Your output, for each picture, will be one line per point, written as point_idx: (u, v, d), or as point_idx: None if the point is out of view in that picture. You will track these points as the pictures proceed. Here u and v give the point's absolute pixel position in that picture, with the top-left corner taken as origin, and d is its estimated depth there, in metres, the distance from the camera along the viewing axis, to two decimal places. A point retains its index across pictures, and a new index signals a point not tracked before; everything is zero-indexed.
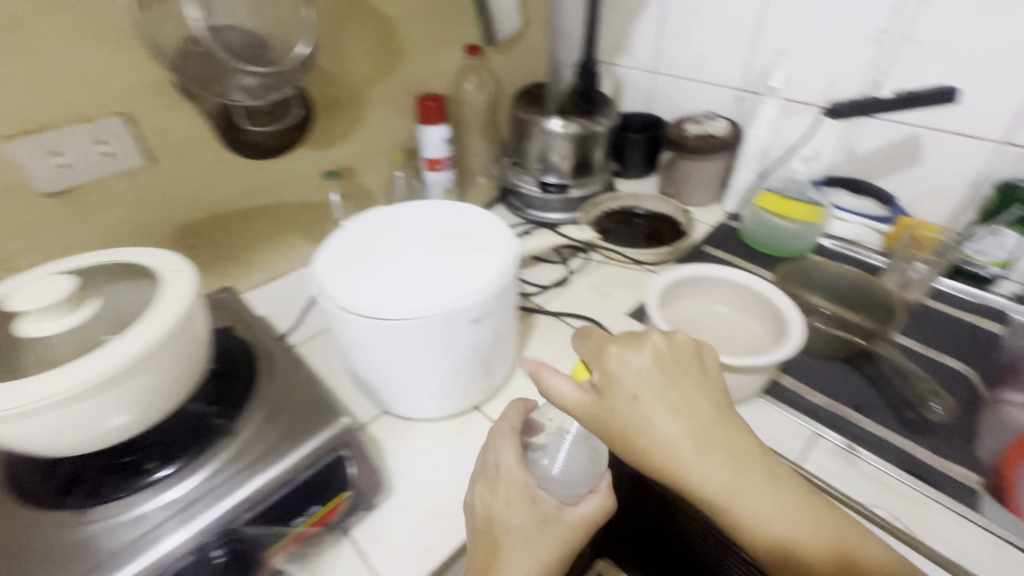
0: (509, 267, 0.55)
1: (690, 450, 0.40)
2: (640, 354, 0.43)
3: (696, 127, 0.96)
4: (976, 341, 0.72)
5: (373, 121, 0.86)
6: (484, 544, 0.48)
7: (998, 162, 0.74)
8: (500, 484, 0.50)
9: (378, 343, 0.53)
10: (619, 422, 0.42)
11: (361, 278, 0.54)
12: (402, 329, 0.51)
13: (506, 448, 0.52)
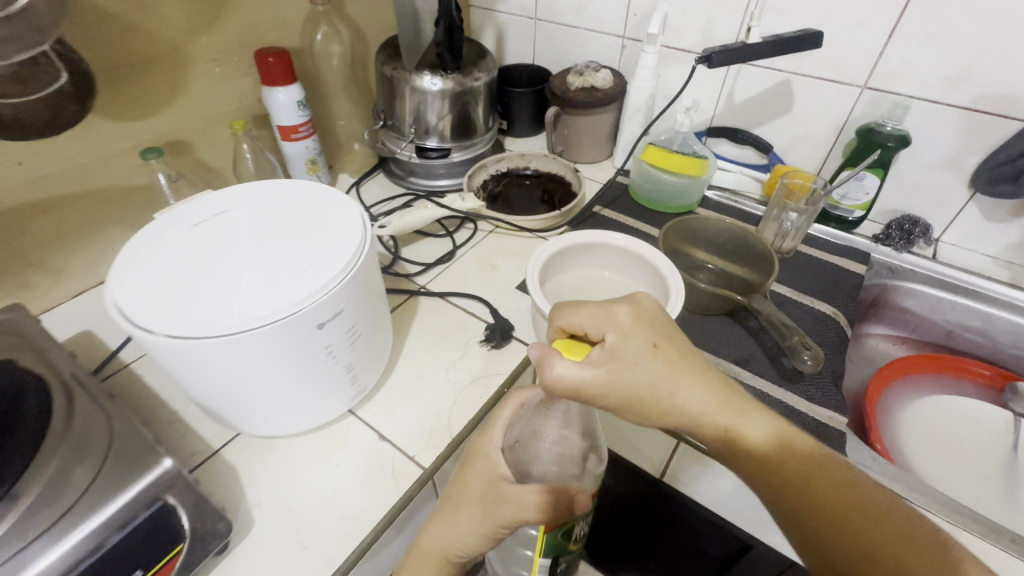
0: (358, 257, 0.47)
1: (695, 387, 0.42)
2: (621, 314, 0.43)
3: (579, 79, 0.90)
4: (841, 283, 0.75)
5: (202, 82, 0.71)
6: (450, 492, 0.50)
7: (858, 107, 0.76)
8: (479, 450, 0.50)
9: (207, 366, 0.43)
10: (632, 387, 0.41)
11: (172, 291, 0.43)
12: (232, 346, 0.41)
13: (502, 417, 0.51)
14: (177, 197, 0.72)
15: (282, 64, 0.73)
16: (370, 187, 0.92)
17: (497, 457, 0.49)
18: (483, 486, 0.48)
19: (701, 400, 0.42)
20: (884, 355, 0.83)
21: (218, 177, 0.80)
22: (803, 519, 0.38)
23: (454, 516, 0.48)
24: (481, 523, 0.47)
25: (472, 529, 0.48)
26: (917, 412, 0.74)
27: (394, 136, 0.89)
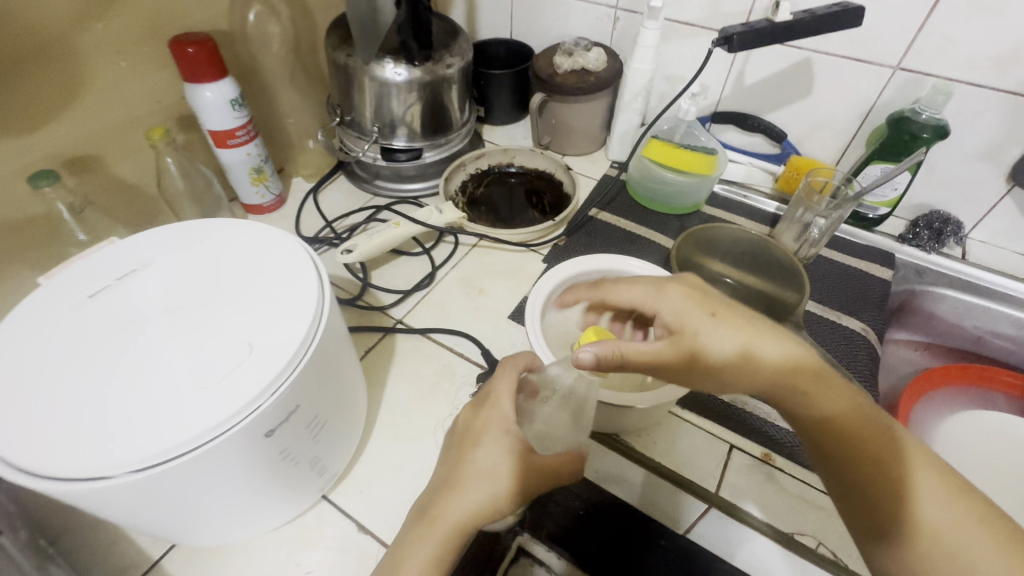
0: (315, 314, 0.37)
1: (709, 332, 0.41)
2: (675, 294, 0.43)
3: (568, 60, 0.78)
4: (869, 292, 0.68)
5: (105, 81, 0.56)
6: (451, 467, 0.41)
7: (888, 91, 0.67)
8: (483, 409, 0.43)
9: (149, 499, 0.33)
10: (685, 356, 0.41)
11: (77, 412, 0.32)
12: (177, 473, 0.32)
13: (501, 379, 0.44)
14: (88, 228, 0.58)
15: (205, 54, 0.58)
16: (330, 195, 0.79)
17: (511, 415, 0.42)
18: (496, 443, 0.41)
19: (717, 343, 0.40)
20: (905, 363, 0.77)
21: (142, 195, 0.66)
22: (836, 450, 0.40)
23: (472, 474, 0.40)
24: (507, 485, 0.39)
25: (493, 493, 0.39)
26: (940, 430, 0.69)
27: (354, 134, 0.76)
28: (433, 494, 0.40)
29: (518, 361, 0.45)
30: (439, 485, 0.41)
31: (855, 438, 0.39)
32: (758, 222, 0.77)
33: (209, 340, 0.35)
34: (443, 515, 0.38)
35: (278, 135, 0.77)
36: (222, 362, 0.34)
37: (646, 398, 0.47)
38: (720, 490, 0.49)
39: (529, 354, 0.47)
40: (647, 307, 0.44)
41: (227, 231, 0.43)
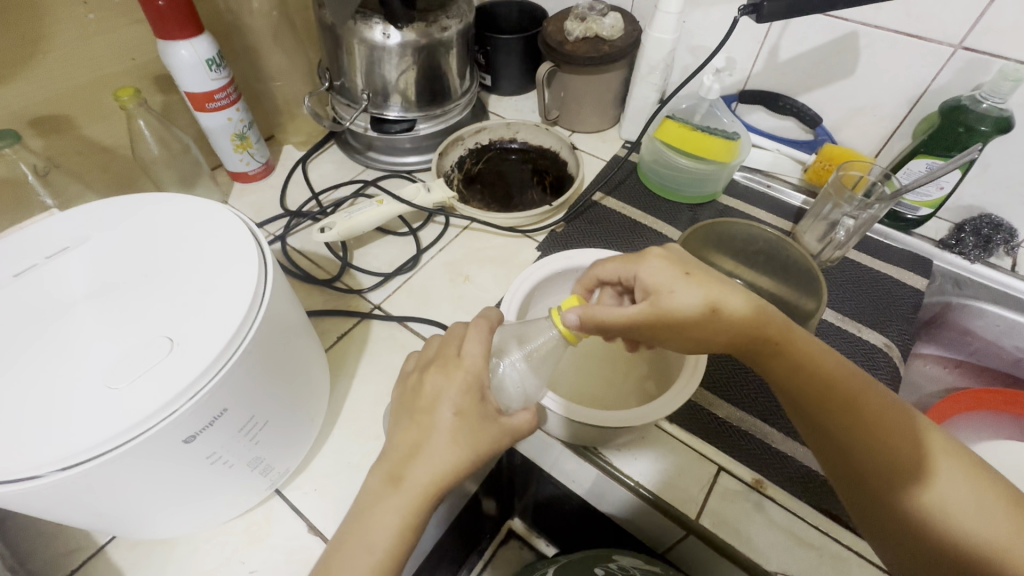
0: (254, 298, 0.34)
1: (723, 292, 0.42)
2: (652, 260, 0.44)
3: (580, 25, 0.70)
4: (897, 303, 0.61)
5: (72, 35, 0.53)
6: (407, 426, 0.36)
7: (945, 74, 0.58)
8: (449, 366, 0.38)
9: (72, 498, 0.31)
10: (671, 312, 0.42)
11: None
12: (94, 473, 0.29)
13: (471, 337, 0.39)
14: (55, 193, 0.56)
15: (176, 8, 0.54)
16: (320, 165, 0.75)
17: (484, 375, 0.38)
18: (466, 404, 0.36)
19: (726, 295, 0.42)
20: (931, 380, 0.70)
21: (118, 158, 0.63)
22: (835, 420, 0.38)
23: (443, 435, 0.35)
24: (477, 446, 0.36)
25: (463, 455, 0.35)
26: None
27: (344, 102, 0.71)
28: (395, 455, 0.36)
29: (490, 322, 0.41)
30: (399, 446, 0.36)
31: (844, 400, 0.38)
32: (779, 217, 0.70)
33: (125, 334, 0.32)
34: (414, 481, 0.34)
35: (267, 98, 0.73)
36: (135, 360, 0.31)
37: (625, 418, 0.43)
38: (701, 518, 0.45)
39: (494, 313, 0.42)
40: (626, 273, 0.45)
41: (167, 203, 0.39)
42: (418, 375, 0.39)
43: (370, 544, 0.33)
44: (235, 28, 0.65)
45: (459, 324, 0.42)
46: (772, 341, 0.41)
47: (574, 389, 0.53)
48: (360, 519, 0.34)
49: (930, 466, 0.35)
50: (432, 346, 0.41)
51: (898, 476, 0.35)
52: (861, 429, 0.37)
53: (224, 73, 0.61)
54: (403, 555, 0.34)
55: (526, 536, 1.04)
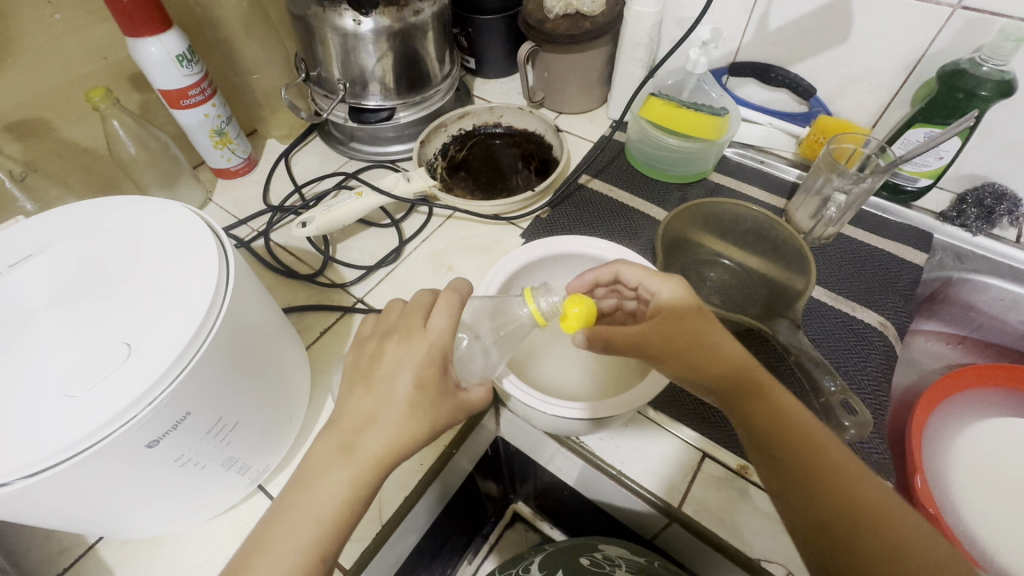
0: (215, 299, 0.34)
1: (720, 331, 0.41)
2: (676, 278, 0.43)
3: (560, 2, 0.68)
4: (895, 280, 0.58)
5: (39, 37, 0.52)
6: (354, 389, 0.37)
7: (943, 37, 0.55)
8: (411, 335, 0.37)
9: (43, 502, 0.31)
10: (694, 325, 0.41)
11: None
12: (60, 476, 0.29)
13: (438, 308, 0.38)
14: (35, 197, 0.55)
15: (141, 4, 0.52)
16: (303, 157, 0.74)
17: (449, 348, 0.37)
18: (427, 376, 0.36)
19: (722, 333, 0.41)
20: (933, 357, 0.69)
21: (99, 159, 0.63)
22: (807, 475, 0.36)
23: (394, 403, 0.35)
24: (436, 420, 0.36)
25: (421, 427, 0.35)
26: (967, 435, 0.61)
27: (322, 92, 0.69)
28: (347, 424, 0.35)
29: (461, 294, 0.39)
30: (351, 415, 0.36)
31: (813, 453, 0.36)
32: (772, 193, 0.68)
33: (84, 341, 0.32)
34: (366, 451, 0.34)
35: (246, 91, 0.72)
36: (93, 367, 0.31)
37: (612, 409, 0.42)
38: (682, 506, 0.45)
39: (463, 284, 0.41)
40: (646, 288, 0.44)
41: (131, 204, 0.39)
42: (374, 348, 0.38)
43: (316, 515, 0.33)
44: (207, 21, 0.64)
45: (425, 291, 0.40)
46: (754, 384, 0.39)
47: (551, 374, 0.51)
48: (304, 487, 0.34)
49: (897, 529, 0.33)
50: (392, 312, 0.40)
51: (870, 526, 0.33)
52: (831, 477, 0.35)
53: (197, 68, 0.59)
54: (350, 525, 0.34)
55: (532, 520, 1.04)
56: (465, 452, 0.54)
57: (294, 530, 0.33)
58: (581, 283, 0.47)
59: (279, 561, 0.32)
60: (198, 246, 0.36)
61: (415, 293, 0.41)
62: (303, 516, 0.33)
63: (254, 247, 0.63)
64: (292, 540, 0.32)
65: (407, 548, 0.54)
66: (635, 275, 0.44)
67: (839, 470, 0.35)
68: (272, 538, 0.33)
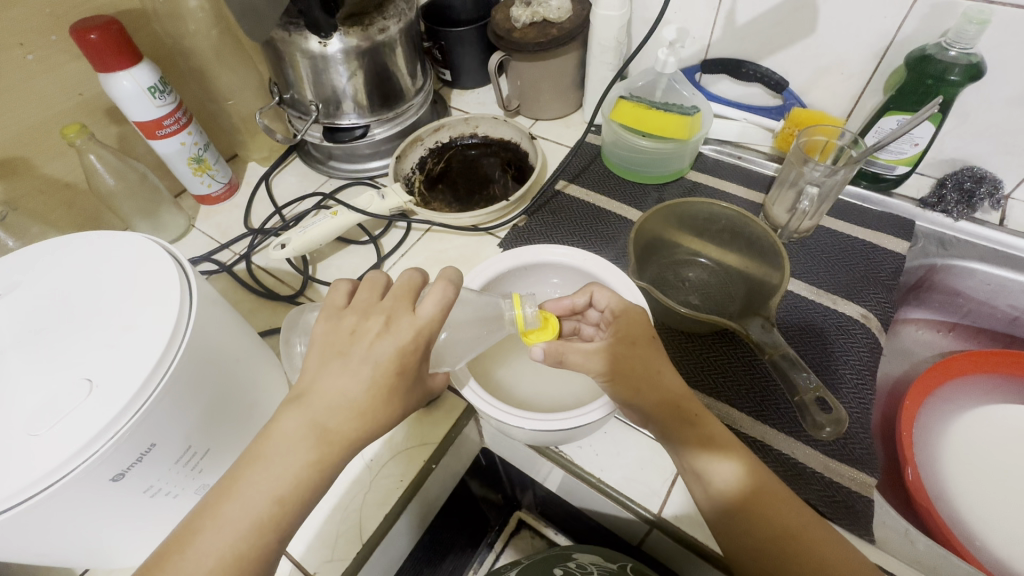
0: (178, 333, 0.35)
1: (663, 361, 0.41)
2: (636, 307, 0.43)
3: (527, 11, 0.68)
4: (876, 271, 0.58)
5: (11, 80, 0.53)
6: (328, 358, 0.37)
7: (910, 23, 0.54)
8: (399, 319, 0.38)
9: (11, 540, 0.31)
10: (644, 350, 0.41)
11: None
12: (24, 515, 0.30)
13: (430, 295, 0.38)
14: (17, 234, 0.56)
15: (110, 39, 0.53)
16: (284, 179, 0.75)
17: (435, 332, 0.38)
18: (407, 362, 0.37)
19: (664, 364, 0.41)
20: (924, 345, 0.68)
21: (81, 193, 0.64)
22: (736, 506, 0.37)
23: (368, 386, 0.36)
24: (408, 404, 0.39)
25: (395, 412, 0.37)
26: (959, 424, 0.61)
27: (297, 114, 0.70)
28: (320, 405, 0.35)
29: (454, 283, 0.39)
30: (328, 393, 0.36)
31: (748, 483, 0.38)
32: (750, 188, 0.67)
33: (47, 380, 0.32)
34: (337, 438, 0.35)
35: (224, 118, 0.73)
36: (55, 406, 0.31)
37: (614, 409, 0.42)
38: (662, 510, 0.45)
39: (454, 271, 0.40)
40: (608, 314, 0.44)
41: (97, 241, 0.39)
42: (349, 323, 0.38)
43: (277, 494, 0.33)
44: (179, 52, 0.65)
45: (414, 274, 0.41)
46: (691, 414, 0.40)
47: (518, 377, 0.49)
48: (256, 470, 0.33)
49: (820, 548, 0.36)
50: (376, 294, 0.40)
51: (787, 545, 0.36)
52: (759, 502, 0.37)
53: (170, 98, 0.60)
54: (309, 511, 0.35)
55: (536, 526, 1.03)
56: (448, 464, 0.54)
57: (249, 508, 0.33)
58: (558, 305, 0.48)
59: (232, 537, 0.32)
60: (162, 278, 0.37)
61: (402, 273, 0.41)
62: (261, 494, 0.33)
63: (235, 270, 0.64)
64: (246, 516, 0.32)
65: (394, 561, 0.54)
66: (605, 300, 0.45)
67: (761, 495, 0.37)
68: (222, 514, 0.32)
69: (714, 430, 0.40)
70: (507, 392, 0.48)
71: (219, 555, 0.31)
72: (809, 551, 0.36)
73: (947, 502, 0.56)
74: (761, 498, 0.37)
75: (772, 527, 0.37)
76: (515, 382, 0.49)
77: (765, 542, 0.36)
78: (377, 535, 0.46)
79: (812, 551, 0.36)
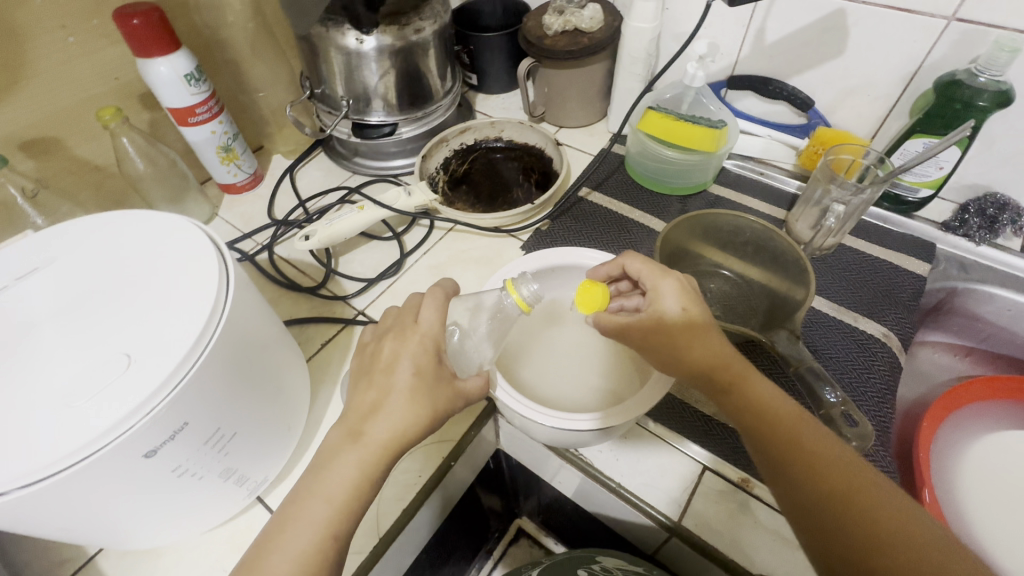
0: (214, 312, 0.34)
1: (700, 331, 0.41)
2: (672, 276, 0.43)
3: (559, 19, 0.69)
4: (897, 291, 0.58)
5: (52, 61, 0.54)
6: (359, 381, 0.39)
7: (940, 48, 0.55)
8: (405, 331, 0.39)
9: (41, 512, 0.31)
10: (674, 319, 0.42)
11: None
12: (58, 486, 0.30)
13: (426, 304, 0.41)
14: (46, 212, 0.57)
15: (151, 26, 0.54)
16: (308, 173, 0.76)
17: (441, 337, 0.39)
18: (422, 364, 0.37)
19: (700, 332, 0.41)
20: (941, 369, 0.68)
21: (109, 175, 0.65)
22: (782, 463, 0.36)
23: (395, 392, 0.36)
24: (435, 406, 0.37)
25: (422, 412, 0.36)
26: (977, 448, 0.60)
27: (326, 109, 0.71)
28: (354, 415, 0.37)
29: (447, 291, 0.43)
30: (359, 406, 0.37)
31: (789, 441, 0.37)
32: (773, 204, 0.68)
33: (86, 353, 0.32)
34: (374, 438, 0.35)
35: (254, 110, 0.74)
36: (91, 380, 0.31)
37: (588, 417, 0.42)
38: (682, 519, 0.44)
39: (452, 285, 0.44)
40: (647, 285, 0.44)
41: (138, 220, 0.40)
42: (375, 345, 0.40)
43: (327, 493, 0.34)
44: (214, 42, 0.66)
45: (416, 295, 0.44)
46: (725, 380, 0.40)
47: (554, 387, 0.50)
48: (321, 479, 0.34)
49: (871, 511, 0.33)
50: (387, 317, 0.42)
51: (833, 505, 0.34)
52: (805, 460, 0.36)
53: (204, 87, 0.61)
54: (339, 498, 0.34)
55: (537, 535, 1.02)
56: (464, 464, 0.54)
57: (308, 518, 0.33)
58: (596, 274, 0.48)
59: (306, 538, 0.33)
60: (200, 259, 0.37)
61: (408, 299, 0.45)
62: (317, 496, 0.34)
63: (258, 260, 0.64)
64: (307, 536, 0.33)
65: (406, 559, 0.53)
66: (651, 277, 0.44)
67: (804, 453, 0.36)
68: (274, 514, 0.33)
69: (752, 393, 0.40)
70: (545, 399, 0.48)
71: (294, 558, 0.32)
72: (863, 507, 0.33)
73: (965, 527, 0.56)
74: (809, 457, 0.36)
75: (820, 488, 0.34)
76: (549, 391, 0.49)
77: (815, 501, 0.34)
78: (394, 531, 0.45)
79: (868, 505, 0.33)
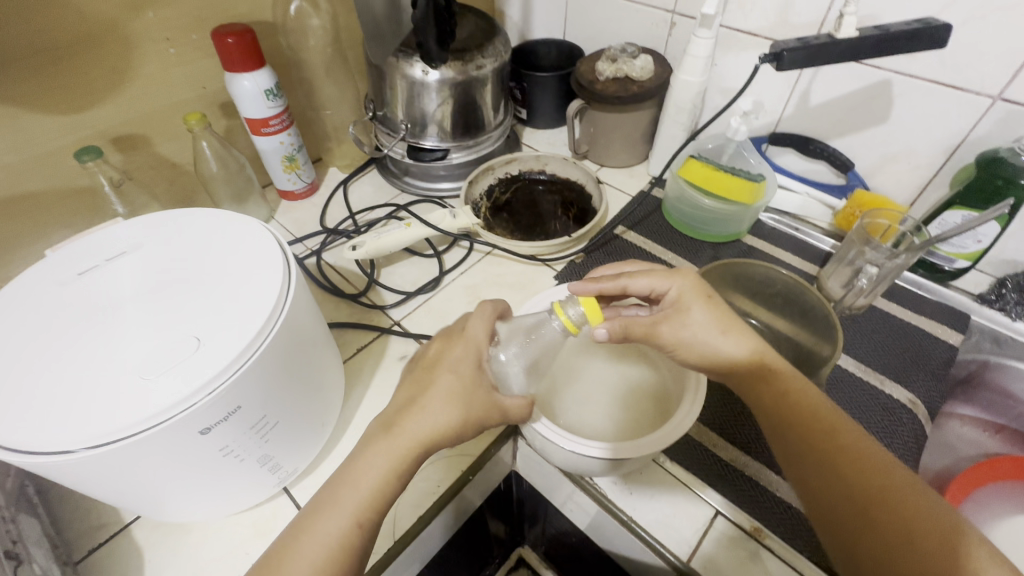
0: (277, 308, 0.38)
1: (729, 336, 0.44)
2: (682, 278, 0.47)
3: (611, 66, 0.73)
4: (927, 358, 0.58)
5: (153, 68, 0.60)
6: (404, 387, 0.41)
7: (984, 124, 0.56)
8: (453, 343, 0.42)
9: (103, 472, 0.34)
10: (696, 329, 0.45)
11: (45, 386, 0.34)
12: (124, 451, 0.33)
13: (476, 320, 0.44)
14: (126, 201, 0.62)
15: (243, 45, 0.60)
16: (360, 187, 0.80)
17: (484, 350, 0.42)
18: (465, 370, 0.40)
19: (733, 337, 0.44)
20: (969, 443, 0.66)
21: (184, 173, 0.70)
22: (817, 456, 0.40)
23: (437, 396, 0.39)
24: (472, 411, 0.39)
25: (459, 416, 0.38)
26: (1002, 528, 0.59)
27: (385, 130, 0.75)
28: (394, 412, 0.39)
29: (497, 308, 0.46)
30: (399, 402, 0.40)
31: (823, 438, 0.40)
32: (805, 259, 0.69)
33: (162, 333, 0.36)
34: (409, 439, 0.38)
35: (319, 125, 0.80)
36: (164, 356, 0.35)
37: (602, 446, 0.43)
38: (692, 561, 0.45)
39: (504, 303, 0.47)
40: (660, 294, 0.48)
41: (215, 218, 0.44)
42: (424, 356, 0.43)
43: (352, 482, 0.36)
44: (293, 62, 0.72)
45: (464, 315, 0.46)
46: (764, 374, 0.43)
47: (582, 418, 0.51)
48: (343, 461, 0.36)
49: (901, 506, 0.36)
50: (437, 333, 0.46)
51: (863, 497, 0.37)
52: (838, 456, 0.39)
53: (280, 101, 0.67)
54: (367, 494, 0.36)
55: (537, 567, 1.01)
56: (479, 481, 0.55)
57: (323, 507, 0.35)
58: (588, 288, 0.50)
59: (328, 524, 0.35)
60: (267, 259, 0.40)
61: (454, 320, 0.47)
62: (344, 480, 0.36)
63: (306, 264, 0.68)
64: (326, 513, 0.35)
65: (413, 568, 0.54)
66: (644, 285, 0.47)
67: (837, 447, 0.39)
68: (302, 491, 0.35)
69: (791, 390, 0.43)
70: (579, 429, 0.49)
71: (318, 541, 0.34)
72: (901, 511, 0.36)
73: None
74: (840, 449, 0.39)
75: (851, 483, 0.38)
76: (576, 419, 0.51)
77: (845, 497, 0.38)
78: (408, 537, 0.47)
79: (904, 507, 0.36)
